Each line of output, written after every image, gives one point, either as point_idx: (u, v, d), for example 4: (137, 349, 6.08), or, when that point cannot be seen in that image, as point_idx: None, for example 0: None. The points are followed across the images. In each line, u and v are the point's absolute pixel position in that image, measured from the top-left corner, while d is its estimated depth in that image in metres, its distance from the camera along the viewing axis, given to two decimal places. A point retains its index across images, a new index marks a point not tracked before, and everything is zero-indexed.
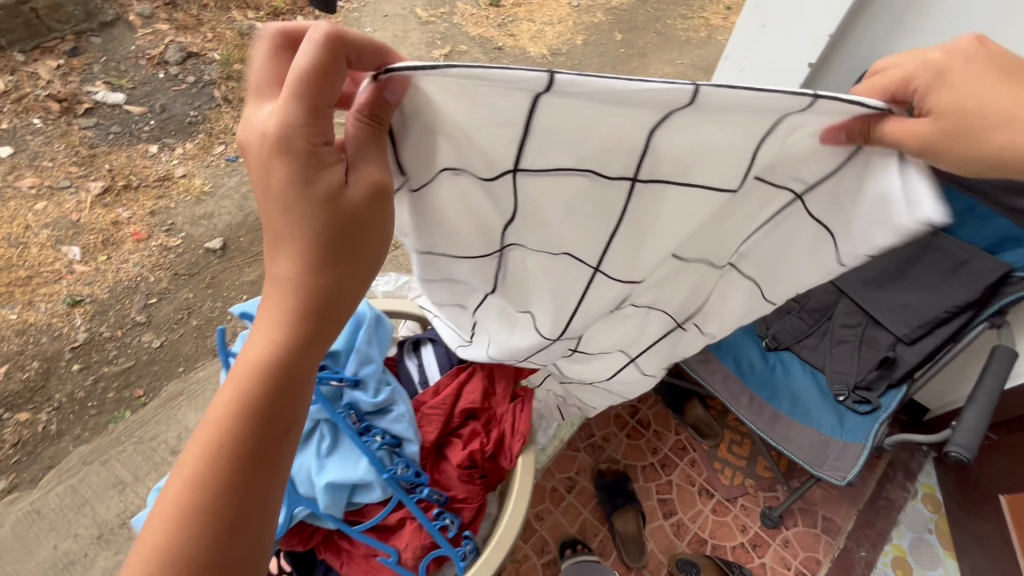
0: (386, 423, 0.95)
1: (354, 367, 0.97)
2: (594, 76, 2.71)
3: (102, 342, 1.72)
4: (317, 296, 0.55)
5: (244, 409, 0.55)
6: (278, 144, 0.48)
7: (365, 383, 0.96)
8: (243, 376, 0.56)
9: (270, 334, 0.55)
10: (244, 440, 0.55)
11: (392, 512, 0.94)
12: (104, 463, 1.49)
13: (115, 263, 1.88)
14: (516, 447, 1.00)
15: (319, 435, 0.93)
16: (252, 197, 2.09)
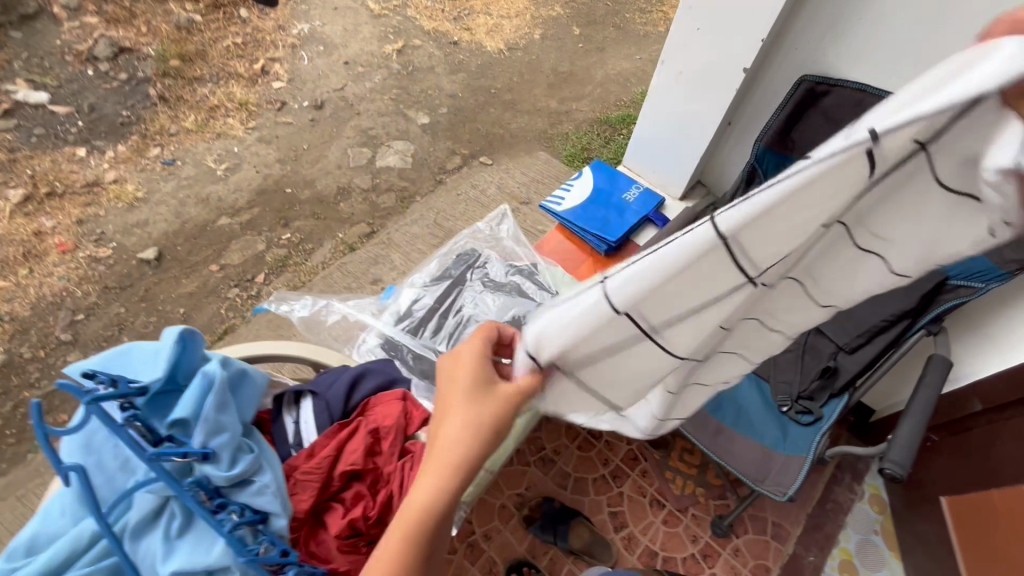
0: (247, 498, 0.66)
1: (197, 431, 0.65)
2: (552, 71, 2.65)
3: (23, 364, 1.60)
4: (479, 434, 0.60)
5: (418, 527, 0.61)
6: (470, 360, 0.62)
7: (217, 452, 0.65)
8: (419, 500, 0.61)
9: (437, 482, 0.60)
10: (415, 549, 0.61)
11: None
12: (22, 496, 1.39)
13: (38, 277, 1.75)
14: None
15: (170, 513, 0.64)
16: (190, 203, 1.98)
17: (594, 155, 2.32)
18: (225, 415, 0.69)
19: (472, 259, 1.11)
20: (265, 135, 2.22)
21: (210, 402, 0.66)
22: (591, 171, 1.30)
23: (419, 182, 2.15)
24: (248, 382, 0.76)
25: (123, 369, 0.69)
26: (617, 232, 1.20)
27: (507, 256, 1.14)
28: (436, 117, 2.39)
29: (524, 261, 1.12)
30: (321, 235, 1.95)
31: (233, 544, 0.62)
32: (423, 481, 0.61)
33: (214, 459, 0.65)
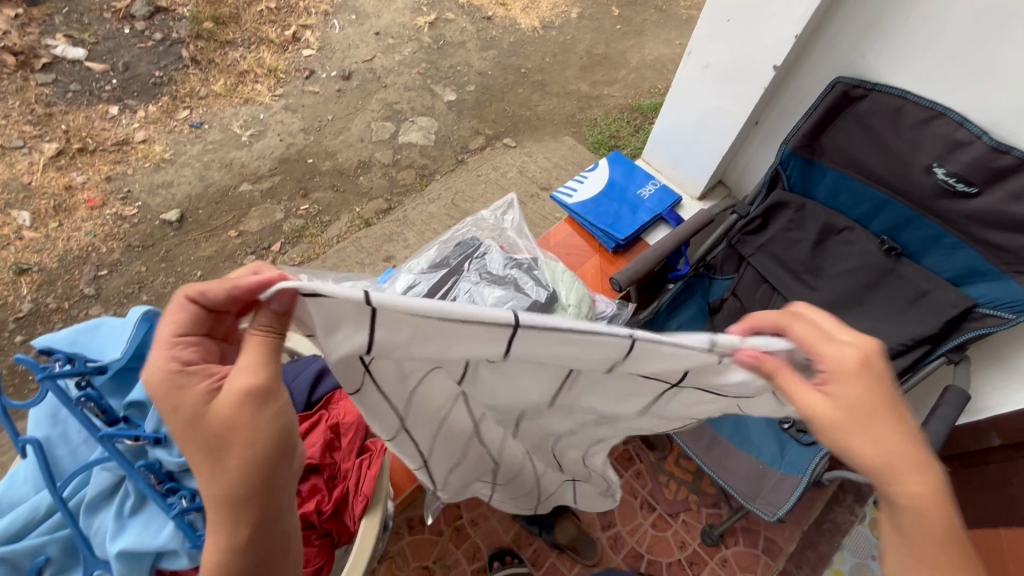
0: (197, 485, 0.67)
1: (153, 415, 0.67)
2: (586, 53, 2.57)
3: (48, 314, 1.67)
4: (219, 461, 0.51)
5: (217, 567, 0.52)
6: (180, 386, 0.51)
7: (168, 436, 0.67)
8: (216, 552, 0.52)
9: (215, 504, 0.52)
10: None
11: None
12: None
13: (67, 231, 1.81)
14: (358, 511, 0.75)
15: (124, 489, 0.67)
16: (213, 168, 2.01)
17: (620, 144, 2.26)
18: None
19: (472, 249, 1.08)
20: (292, 103, 2.22)
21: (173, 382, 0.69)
22: (608, 164, 1.24)
23: (439, 161, 2.13)
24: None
25: (96, 345, 0.71)
26: (627, 230, 1.15)
27: (508, 249, 1.12)
28: (463, 94, 2.36)
29: (526, 256, 1.09)
30: (338, 209, 1.96)
31: (182, 530, 0.65)
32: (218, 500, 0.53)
33: (168, 444, 0.67)
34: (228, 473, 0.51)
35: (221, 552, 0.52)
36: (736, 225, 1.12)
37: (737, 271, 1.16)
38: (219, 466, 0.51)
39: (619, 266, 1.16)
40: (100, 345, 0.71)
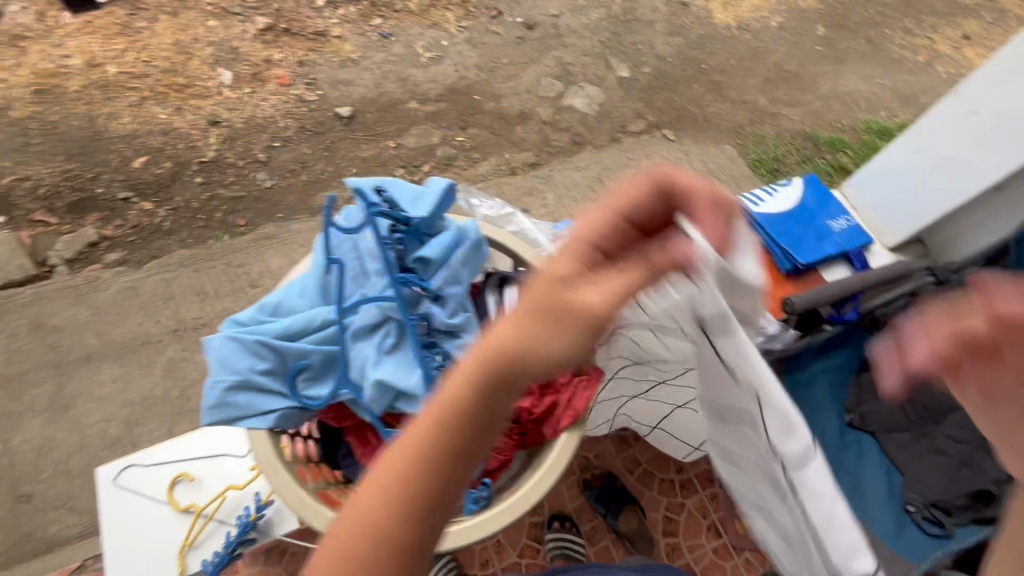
0: (450, 346, 0.83)
1: (439, 277, 0.84)
2: (773, 67, 2.42)
3: (226, 166, 1.77)
4: (560, 310, 0.51)
5: (472, 384, 0.53)
6: (561, 275, 0.53)
7: (446, 299, 0.84)
8: (477, 361, 0.53)
9: (513, 330, 0.53)
10: (462, 400, 0.53)
11: None
12: (197, 271, 1.55)
13: (255, 100, 1.93)
14: (564, 423, 0.84)
15: (385, 331, 0.83)
16: (390, 78, 2.08)
17: (782, 170, 2.13)
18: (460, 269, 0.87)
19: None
20: (474, 38, 2.26)
21: (459, 256, 0.85)
22: (802, 184, 1.18)
23: (596, 133, 2.11)
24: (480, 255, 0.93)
25: (405, 203, 0.88)
26: (808, 256, 1.09)
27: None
28: (636, 74, 2.30)
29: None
30: (490, 149, 2.00)
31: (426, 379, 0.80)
32: (513, 317, 0.54)
33: (445, 302, 0.84)
34: (558, 322, 0.51)
35: (510, 338, 0.52)
36: (927, 289, 1.01)
37: None
38: (564, 310, 0.51)
39: (790, 290, 1.09)
40: (403, 207, 0.88)
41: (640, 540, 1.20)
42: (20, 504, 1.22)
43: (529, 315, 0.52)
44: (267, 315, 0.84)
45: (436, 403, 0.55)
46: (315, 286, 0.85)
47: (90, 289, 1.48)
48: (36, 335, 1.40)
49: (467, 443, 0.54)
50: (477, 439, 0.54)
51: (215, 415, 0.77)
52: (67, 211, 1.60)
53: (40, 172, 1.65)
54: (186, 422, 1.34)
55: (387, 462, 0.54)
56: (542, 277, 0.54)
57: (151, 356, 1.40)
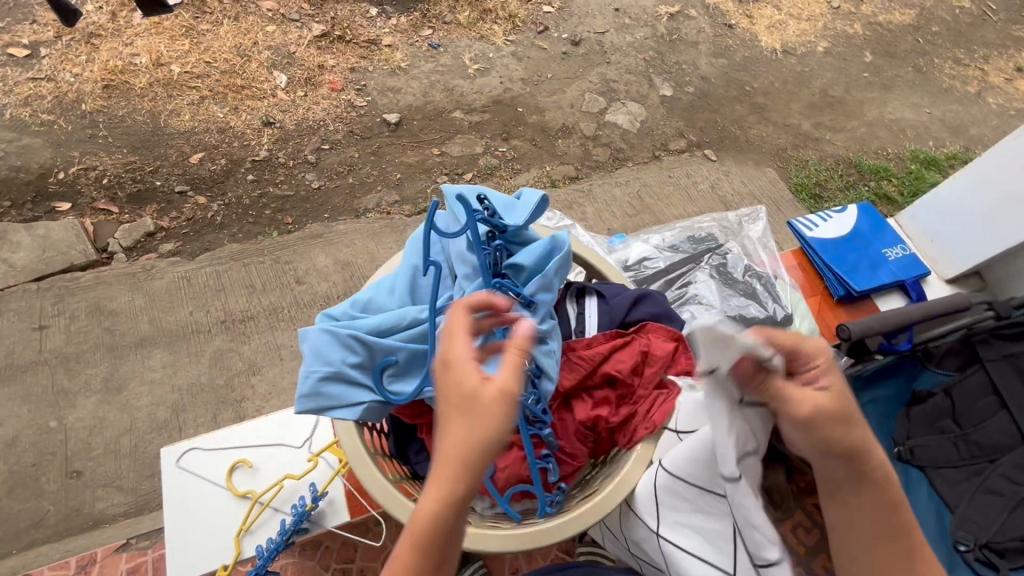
0: (537, 352, 0.79)
1: (533, 283, 0.80)
2: (818, 92, 2.40)
3: (276, 165, 1.83)
4: (485, 443, 0.52)
5: (438, 514, 0.53)
6: (470, 413, 0.53)
7: (537, 305, 0.80)
8: (437, 500, 0.52)
9: (456, 465, 0.52)
10: (424, 531, 0.53)
11: (505, 432, 0.80)
12: (245, 265, 1.59)
13: (308, 103, 1.98)
14: (642, 435, 0.79)
15: None
16: (437, 88, 2.12)
17: (824, 195, 2.11)
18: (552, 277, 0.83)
19: (712, 245, 1.04)
20: (519, 52, 2.30)
21: (553, 265, 0.81)
22: (855, 211, 1.17)
23: (636, 149, 2.13)
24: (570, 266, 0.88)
25: (501, 210, 0.85)
26: (862, 282, 1.07)
27: (746, 254, 1.06)
28: (679, 93, 2.31)
29: (764, 267, 1.03)
30: (531, 161, 2.02)
31: None
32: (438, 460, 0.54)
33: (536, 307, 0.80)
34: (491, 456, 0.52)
35: (461, 479, 0.52)
36: (983, 323, 1.01)
37: (959, 370, 1.07)
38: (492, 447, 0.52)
39: (838, 317, 1.09)
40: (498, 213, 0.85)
41: None
42: (71, 480, 1.26)
43: (487, 425, 0.52)
44: (358, 311, 0.83)
45: (410, 533, 0.53)
46: (405, 285, 0.85)
47: (146, 276, 1.54)
48: (94, 317, 1.46)
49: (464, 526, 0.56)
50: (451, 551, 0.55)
51: (305, 404, 0.76)
52: (127, 201, 1.68)
53: (104, 162, 1.71)
54: (228, 411, 1.38)
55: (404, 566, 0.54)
56: (478, 427, 0.52)
57: (199, 344, 1.45)
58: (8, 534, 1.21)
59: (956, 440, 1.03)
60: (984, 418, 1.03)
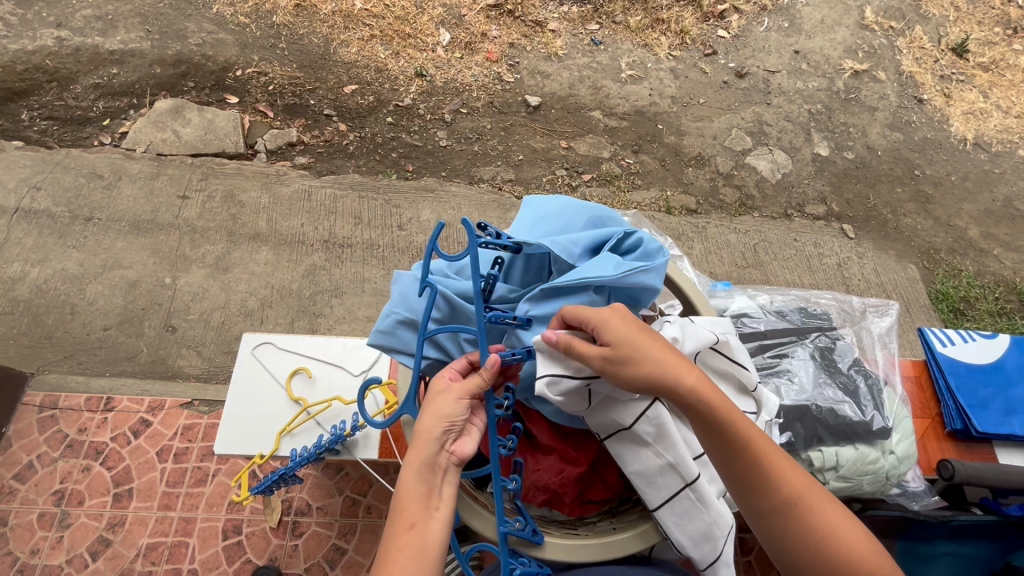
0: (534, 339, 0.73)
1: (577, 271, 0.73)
2: (1000, 199, 2.11)
3: (415, 115, 1.91)
4: (433, 431, 0.65)
5: (407, 507, 0.63)
6: (432, 410, 0.66)
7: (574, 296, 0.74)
8: (406, 498, 0.64)
9: (415, 463, 0.65)
10: (401, 529, 0.63)
11: (550, 437, 0.76)
12: (360, 197, 1.70)
13: (461, 65, 2.05)
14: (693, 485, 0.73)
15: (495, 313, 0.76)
16: (584, 83, 2.10)
17: (968, 313, 1.85)
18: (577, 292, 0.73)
19: (825, 324, 0.95)
20: (678, 70, 2.21)
21: (560, 281, 0.72)
22: (1005, 343, 1.02)
23: (768, 201, 1.98)
24: (646, 291, 0.76)
25: (579, 223, 0.82)
26: (988, 423, 0.93)
27: (859, 346, 0.96)
28: (836, 156, 2.12)
29: (876, 367, 0.93)
30: (654, 180, 1.96)
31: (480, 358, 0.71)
32: (404, 470, 0.65)
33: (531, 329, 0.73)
34: (439, 445, 0.65)
35: (419, 470, 0.64)
36: None
37: None
38: (441, 439, 0.66)
39: (945, 450, 0.96)
40: (558, 227, 0.81)
41: None
42: (167, 333, 1.43)
43: (450, 407, 0.66)
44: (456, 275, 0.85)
45: (397, 528, 0.63)
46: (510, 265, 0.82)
47: (278, 181, 1.69)
48: (226, 203, 1.63)
49: (435, 517, 0.63)
50: (426, 543, 0.62)
51: (379, 340, 0.78)
52: (282, 111, 1.84)
53: (275, 71, 1.89)
54: (305, 320, 1.49)
55: (397, 564, 0.60)
56: (432, 417, 0.66)
57: (299, 255, 1.57)
58: (106, 358, 1.39)
59: None
60: None
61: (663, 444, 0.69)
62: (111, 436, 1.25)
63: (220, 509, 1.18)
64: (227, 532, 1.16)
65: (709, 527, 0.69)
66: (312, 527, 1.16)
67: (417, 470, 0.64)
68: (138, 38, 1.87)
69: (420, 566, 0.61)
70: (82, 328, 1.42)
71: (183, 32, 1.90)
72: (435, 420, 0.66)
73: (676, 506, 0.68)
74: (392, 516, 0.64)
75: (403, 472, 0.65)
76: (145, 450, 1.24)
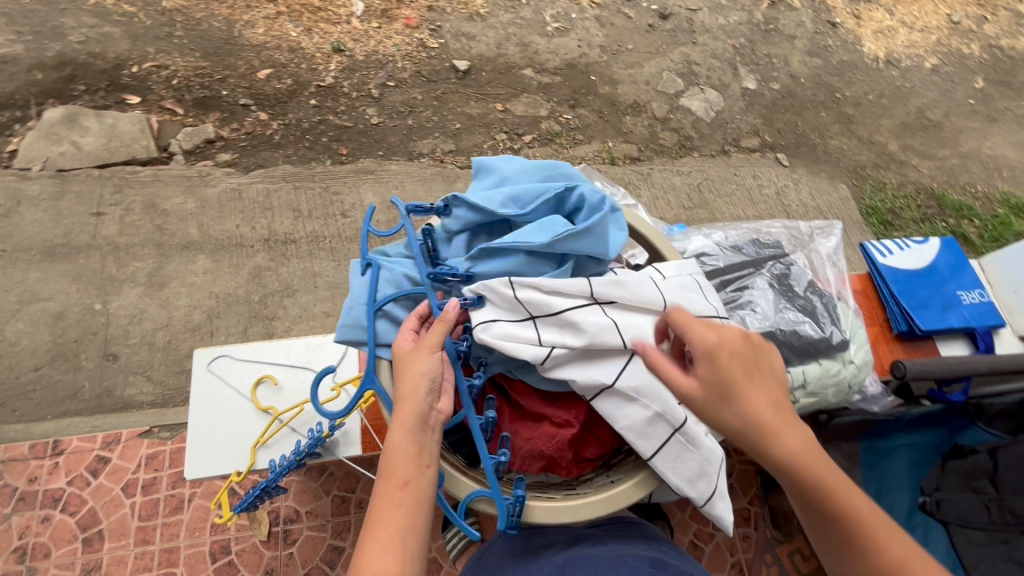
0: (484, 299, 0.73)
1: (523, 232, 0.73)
2: (914, 111, 2.23)
3: (339, 94, 1.81)
4: (417, 391, 0.65)
5: (397, 465, 0.63)
6: (412, 370, 0.66)
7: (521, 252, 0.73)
8: (396, 457, 0.63)
9: (404, 422, 0.64)
10: (392, 486, 0.62)
11: (538, 405, 0.75)
12: (296, 188, 1.60)
13: (381, 35, 1.93)
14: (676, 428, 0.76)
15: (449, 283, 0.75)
16: (512, 41, 2.04)
17: (896, 222, 1.98)
18: (519, 250, 0.72)
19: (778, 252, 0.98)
20: (603, 17, 2.18)
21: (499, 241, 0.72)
22: (937, 245, 1.10)
23: (706, 140, 2.02)
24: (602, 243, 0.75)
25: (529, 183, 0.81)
26: (929, 321, 1.00)
27: (811, 268, 1.00)
28: (763, 88, 2.17)
29: (829, 287, 0.98)
30: (595, 133, 1.95)
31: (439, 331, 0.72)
32: (393, 430, 0.65)
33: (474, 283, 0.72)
34: (425, 403, 0.66)
35: (407, 428, 0.64)
36: None
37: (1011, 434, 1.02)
38: (425, 398, 0.66)
39: (894, 351, 1.03)
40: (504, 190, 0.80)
41: None
42: (108, 362, 1.33)
43: (427, 364, 0.66)
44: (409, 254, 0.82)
45: (387, 485, 0.63)
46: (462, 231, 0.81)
47: (202, 182, 1.57)
48: (147, 213, 1.50)
49: (427, 473, 0.64)
50: (418, 497, 0.62)
51: (345, 335, 0.75)
52: (193, 105, 1.69)
53: (176, 63, 1.72)
54: (259, 326, 1.42)
55: (390, 521, 0.60)
56: (412, 376, 0.66)
57: (240, 258, 1.48)
58: (44, 400, 1.28)
59: (988, 504, 0.98)
60: None
61: (647, 397, 0.70)
62: (68, 480, 1.17)
63: (203, 532, 1.13)
64: (215, 554, 1.12)
65: (700, 465, 0.72)
66: (304, 532, 1.14)
67: (407, 429, 0.64)
68: (8, 41, 1.65)
69: (413, 521, 0.61)
70: (9, 371, 1.30)
71: (61, 29, 1.70)
72: (416, 378, 0.66)
73: (670, 451, 0.70)
74: (382, 476, 0.63)
75: (392, 434, 0.64)
76: (108, 488, 1.16)
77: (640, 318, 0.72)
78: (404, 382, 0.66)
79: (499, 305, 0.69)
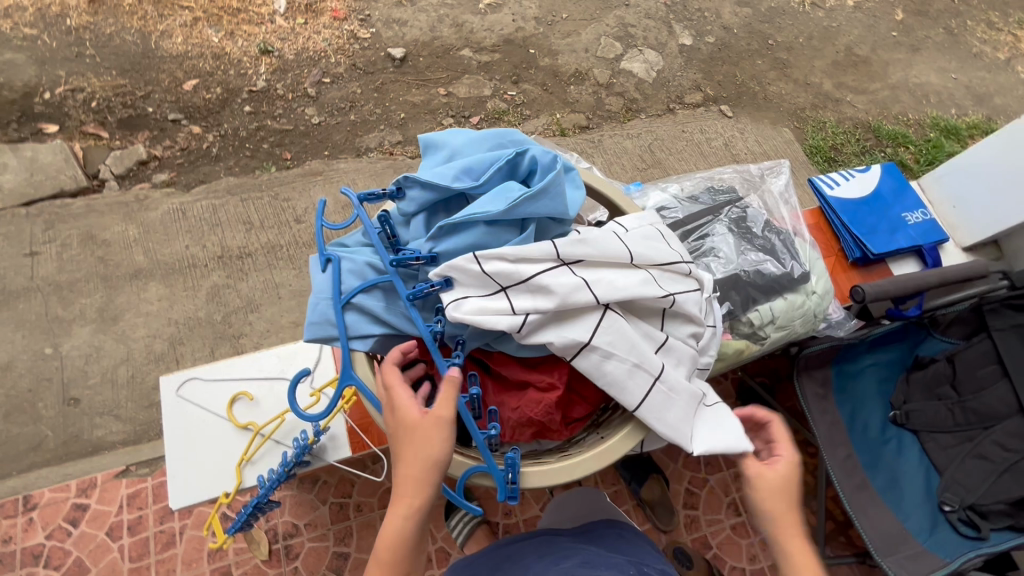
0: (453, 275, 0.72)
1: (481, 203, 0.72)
2: (843, 49, 2.31)
3: (274, 97, 1.73)
4: (427, 479, 0.64)
5: (397, 550, 0.63)
6: (423, 456, 0.64)
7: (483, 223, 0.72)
8: (395, 539, 0.63)
9: (409, 508, 0.63)
10: (387, 571, 0.63)
11: (518, 374, 0.76)
12: (243, 200, 1.54)
13: (308, 31, 1.86)
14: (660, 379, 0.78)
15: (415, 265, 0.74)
16: (445, 23, 2.00)
17: (839, 159, 2.05)
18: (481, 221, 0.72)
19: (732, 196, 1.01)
20: None
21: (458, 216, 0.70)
22: (879, 172, 1.14)
23: (651, 101, 2.04)
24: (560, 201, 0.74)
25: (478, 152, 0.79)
26: (880, 245, 1.05)
27: (766, 208, 1.03)
28: (699, 43, 2.19)
29: (785, 224, 1.01)
30: (541, 107, 1.94)
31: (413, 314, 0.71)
32: (395, 510, 0.64)
33: (440, 264, 0.72)
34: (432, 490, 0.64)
35: (410, 516, 0.63)
36: (997, 293, 1.04)
37: (965, 340, 1.11)
38: (433, 483, 0.64)
39: (851, 278, 1.07)
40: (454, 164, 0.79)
41: (659, 515, 1.17)
42: (69, 407, 1.26)
43: (438, 449, 0.64)
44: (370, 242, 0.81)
45: (382, 567, 0.64)
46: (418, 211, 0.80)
47: (141, 207, 1.49)
48: (87, 246, 1.42)
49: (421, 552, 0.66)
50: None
51: (315, 333, 0.73)
52: (118, 127, 1.60)
53: (91, 85, 1.62)
54: (226, 346, 1.37)
55: None
56: (422, 463, 0.64)
57: (196, 279, 1.42)
58: (6, 457, 1.21)
59: (952, 407, 1.08)
60: (985, 388, 1.07)
61: (623, 349, 0.71)
62: (47, 534, 1.11)
63: (201, 562, 1.10)
64: None
65: (684, 413, 0.74)
66: (306, 545, 1.12)
67: (410, 515, 0.64)
68: None
69: None
70: None
71: None
72: (430, 468, 0.64)
73: (653, 402, 0.71)
74: (377, 558, 0.64)
75: (393, 516, 0.64)
76: (91, 535, 1.11)
77: (611, 273, 0.72)
78: (413, 468, 0.64)
79: (467, 284, 0.69)
